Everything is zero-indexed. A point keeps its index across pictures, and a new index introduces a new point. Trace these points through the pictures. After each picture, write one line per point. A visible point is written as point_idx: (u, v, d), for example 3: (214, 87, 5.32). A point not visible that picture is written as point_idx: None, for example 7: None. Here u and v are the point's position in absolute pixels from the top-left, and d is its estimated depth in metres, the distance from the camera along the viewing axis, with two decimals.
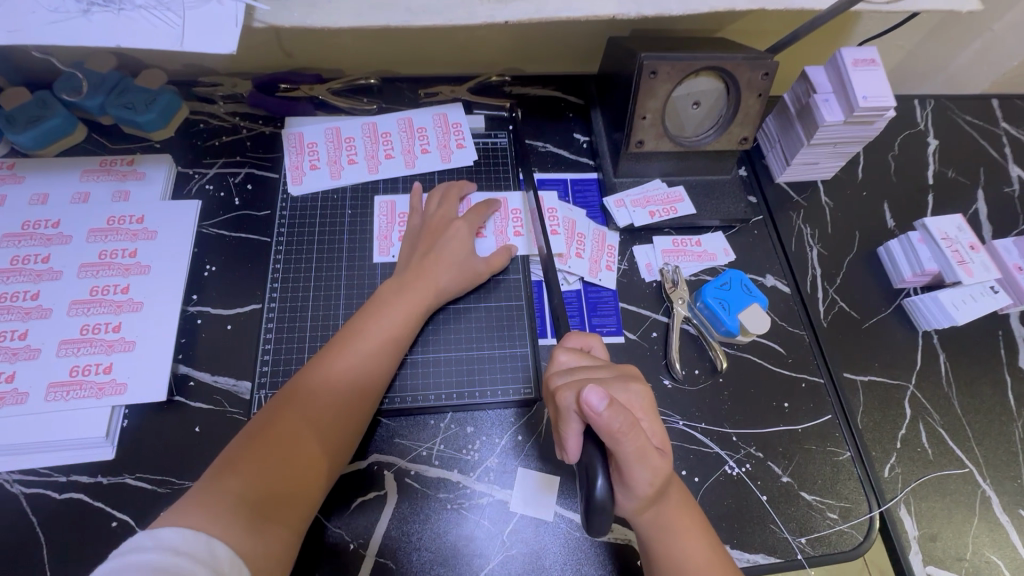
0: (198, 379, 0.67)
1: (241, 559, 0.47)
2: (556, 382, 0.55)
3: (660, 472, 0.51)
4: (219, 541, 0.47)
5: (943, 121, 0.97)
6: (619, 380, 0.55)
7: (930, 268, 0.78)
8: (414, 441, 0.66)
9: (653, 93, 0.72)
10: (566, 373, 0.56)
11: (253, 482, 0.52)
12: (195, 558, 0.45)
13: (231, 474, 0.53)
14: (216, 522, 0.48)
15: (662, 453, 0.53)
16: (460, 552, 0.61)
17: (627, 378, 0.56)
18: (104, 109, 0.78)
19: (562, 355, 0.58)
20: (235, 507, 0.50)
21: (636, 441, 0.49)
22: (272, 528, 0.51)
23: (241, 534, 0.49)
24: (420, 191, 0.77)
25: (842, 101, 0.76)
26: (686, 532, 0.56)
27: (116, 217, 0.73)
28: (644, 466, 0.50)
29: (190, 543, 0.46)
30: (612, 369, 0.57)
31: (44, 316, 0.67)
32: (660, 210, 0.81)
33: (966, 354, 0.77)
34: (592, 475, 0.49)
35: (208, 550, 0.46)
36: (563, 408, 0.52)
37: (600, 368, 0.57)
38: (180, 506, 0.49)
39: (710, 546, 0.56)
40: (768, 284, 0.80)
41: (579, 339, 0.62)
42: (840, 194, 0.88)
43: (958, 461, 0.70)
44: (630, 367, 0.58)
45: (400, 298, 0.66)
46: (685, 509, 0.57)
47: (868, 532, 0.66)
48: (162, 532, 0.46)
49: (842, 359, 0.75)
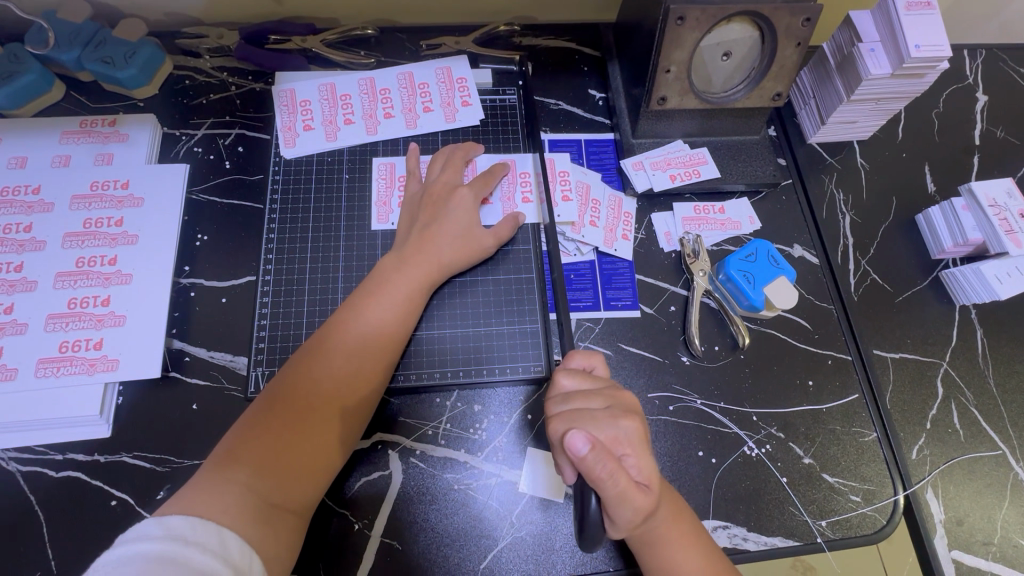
0: (193, 355, 0.64)
1: (250, 549, 0.46)
2: (554, 411, 0.53)
3: (642, 511, 0.49)
4: (228, 530, 0.46)
5: (995, 74, 0.88)
6: (609, 416, 0.51)
7: (975, 237, 0.72)
8: (419, 420, 0.64)
9: (679, 43, 0.65)
10: (563, 401, 0.53)
11: (257, 468, 0.50)
12: (204, 548, 0.43)
13: (233, 460, 0.51)
14: (226, 512, 0.47)
15: (643, 490, 0.49)
16: (468, 534, 0.60)
17: (618, 412, 0.52)
18: (81, 63, 0.72)
19: (564, 380, 0.55)
20: (242, 495, 0.48)
21: (616, 482, 0.47)
22: (281, 515, 0.50)
23: (249, 523, 0.47)
24: (416, 149, 0.72)
25: (890, 52, 0.68)
26: (676, 542, 0.53)
27: (100, 183, 0.69)
28: (623, 507, 0.48)
29: (198, 531, 0.44)
30: (606, 398, 0.53)
31: (29, 289, 0.64)
32: (682, 174, 0.74)
33: (1005, 330, 0.72)
34: (585, 496, 0.48)
35: (217, 538, 0.45)
36: (554, 438, 0.51)
37: (593, 396, 0.53)
38: (186, 496, 0.48)
39: (703, 553, 0.54)
40: (795, 255, 0.74)
41: (581, 359, 0.57)
42: (878, 156, 0.81)
43: (991, 442, 0.67)
44: (630, 398, 0.54)
45: (401, 273, 0.62)
46: (678, 517, 0.54)
47: (892, 515, 0.63)
48: (167, 518, 0.44)
49: (872, 336, 0.71)
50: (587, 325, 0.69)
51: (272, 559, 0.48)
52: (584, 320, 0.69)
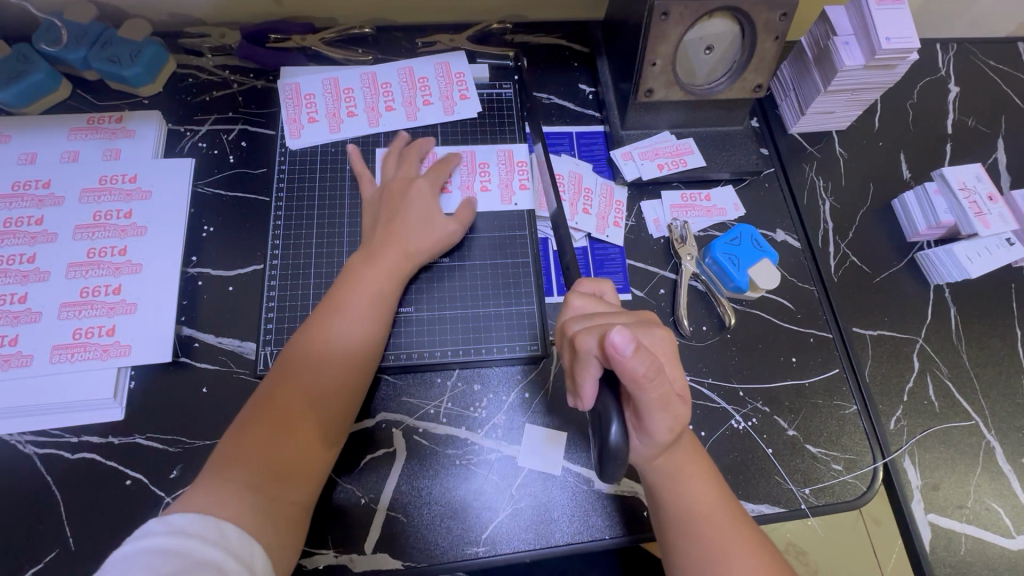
0: (203, 341, 0.67)
1: (250, 537, 0.49)
2: (573, 328, 0.54)
3: (680, 419, 0.52)
4: (227, 523, 0.48)
5: (966, 66, 0.92)
6: (641, 325, 0.55)
7: (947, 220, 0.75)
8: (421, 399, 0.67)
9: (663, 38, 0.68)
10: (583, 319, 0.55)
11: (256, 466, 0.53)
12: (206, 539, 0.46)
13: (228, 460, 0.53)
14: (224, 507, 0.49)
15: (681, 399, 0.53)
16: (470, 505, 0.62)
17: (647, 323, 0.55)
18: (88, 62, 0.75)
19: (576, 301, 0.58)
20: (238, 490, 0.51)
21: (658, 388, 0.49)
22: (281, 505, 0.53)
23: (247, 514, 0.50)
24: (404, 136, 0.76)
25: (863, 44, 0.72)
26: (688, 472, 0.56)
27: (108, 177, 0.71)
28: (664, 411, 0.50)
29: (198, 524, 0.47)
30: (629, 314, 0.56)
31: (42, 279, 0.66)
32: (669, 163, 0.78)
33: (976, 307, 0.76)
34: (606, 421, 0.49)
35: (216, 531, 0.47)
36: (581, 350, 0.52)
37: (617, 314, 0.56)
38: (185, 497, 0.50)
39: (713, 485, 0.56)
40: (778, 239, 0.78)
41: (592, 285, 0.61)
42: (856, 144, 0.85)
43: (964, 413, 0.71)
44: (647, 315, 0.58)
45: (373, 265, 0.65)
46: (692, 454, 0.57)
47: (872, 482, 0.66)
48: (169, 517, 0.46)
49: (852, 315, 0.74)
50: None
51: (274, 546, 0.51)
52: None
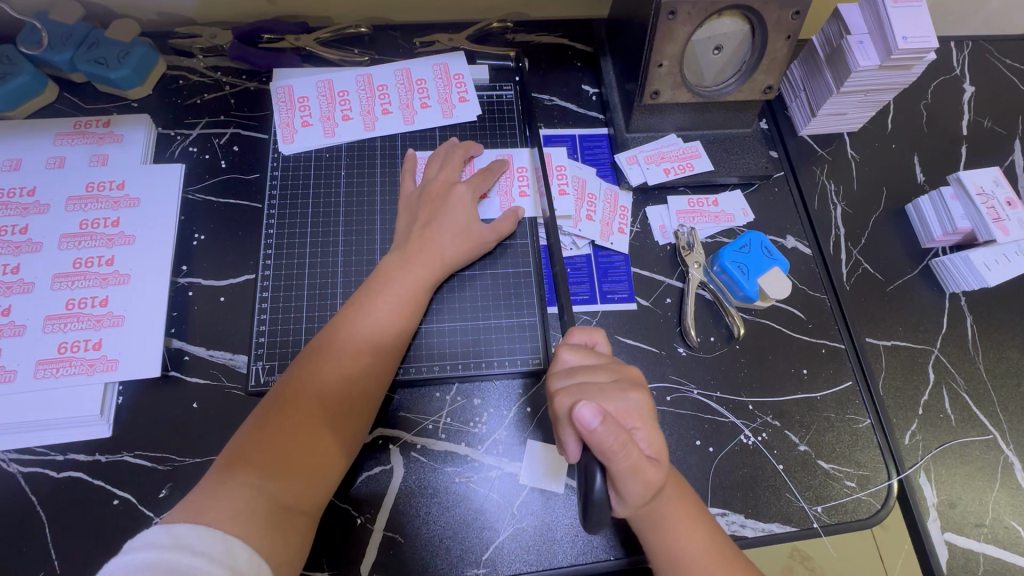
0: (193, 354, 0.64)
1: (259, 556, 0.46)
2: (558, 386, 0.53)
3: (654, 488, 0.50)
4: (235, 539, 0.45)
5: (981, 65, 0.90)
6: (618, 389, 0.52)
7: (963, 226, 0.73)
8: (419, 415, 0.64)
9: (671, 37, 0.65)
10: (567, 375, 0.54)
11: (271, 470, 0.51)
12: (210, 558, 0.43)
13: (244, 461, 0.51)
14: (236, 519, 0.47)
15: (654, 463, 0.50)
16: (470, 525, 0.60)
17: (626, 385, 0.53)
18: (74, 64, 0.72)
19: (565, 354, 0.55)
20: (252, 499, 0.49)
21: (628, 456, 0.47)
22: (292, 517, 0.50)
23: (259, 527, 0.47)
24: (455, 141, 0.73)
25: (878, 44, 0.69)
26: (678, 519, 0.54)
27: (95, 184, 0.69)
28: (635, 483, 0.48)
29: (205, 540, 0.44)
30: (613, 372, 0.54)
31: (26, 290, 0.64)
32: (675, 167, 0.75)
33: (993, 316, 0.73)
34: (589, 475, 0.47)
35: (224, 549, 0.44)
36: (559, 411, 0.51)
37: (598, 370, 0.54)
38: (196, 502, 0.48)
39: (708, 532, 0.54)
40: (788, 246, 0.75)
41: (582, 335, 0.58)
42: (868, 146, 0.82)
43: (982, 427, 0.68)
44: (634, 371, 0.56)
45: (404, 270, 0.63)
46: (681, 499, 0.55)
47: (886, 499, 0.64)
48: (173, 527, 0.44)
49: (864, 324, 0.72)
50: (584, 318, 0.70)
51: (282, 563, 0.48)
52: (581, 313, 0.70)
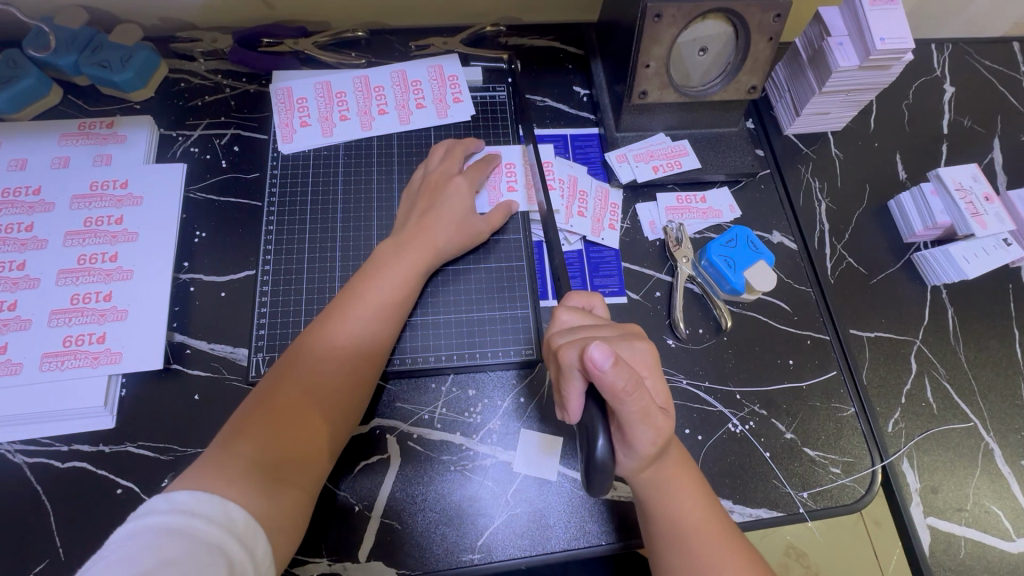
0: (195, 348, 0.66)
1: (256, 520, 0.47)
2: (558, 340, 0.55)
3: (662, 432, 0.51)
4: (232, 502, 0.47)
5: (961, 67, 0.92)
6: (624, 338, 0.54)
7: (943, 221, 0.75)
8: (416, 406, 0.66)
9: (657, 40, 0.68)
10: (568, 332, 0.55)
11: (266, 445, 0.52)
12: (211, 520, 0.44)
13: (242, 435, 0.52)
14: (233, 485, 0.48)
15: (664, 413, 0.52)
16: (465, 511, 0.62)
17: (631, 336, 0.55)
18: (78, 68, 0.74)
19: (564, 315, 0.57)
20: (249, 468, 0.50)
21: (639, 400, 0.49)
22: (288, 490, 0.52)
23: (256, 495, 0.49)
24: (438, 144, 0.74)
25: (858, 45, 0.72)
26: (677, 485, 0.55)
27: (99, 182, 0.71)
28: (646, 425, 0.50)
29: (204, 504, 0.45)
30: (616, 327, 0.56)
31: (32, 287, 0.65)
32: (664, 165, 0.77)
33: (973, 308, 0.75)
34: (593, 434, 0.49)
35: (222, 511, 0.46)
36: (565, 365, 0.52)
37: (602, 326, 0.56)
38: (194, 470, 0.49)
39: (706, 502, 0.56)
40: (774, 241, 0.77)
41: (580, 299, 0.61)
42: (851, 145, 0.85)
43: (963, 415, 0.70)
44: (632, 326, 0.58)
45: (400, 257, 0.65)
46: (679, 464, 0.57)
47: (870, 485, 0.66)
48: (173, 494, 0.45)
49: (849, 316, 0.74)
50: None
51: (277, 530, 0.49)
52: None
